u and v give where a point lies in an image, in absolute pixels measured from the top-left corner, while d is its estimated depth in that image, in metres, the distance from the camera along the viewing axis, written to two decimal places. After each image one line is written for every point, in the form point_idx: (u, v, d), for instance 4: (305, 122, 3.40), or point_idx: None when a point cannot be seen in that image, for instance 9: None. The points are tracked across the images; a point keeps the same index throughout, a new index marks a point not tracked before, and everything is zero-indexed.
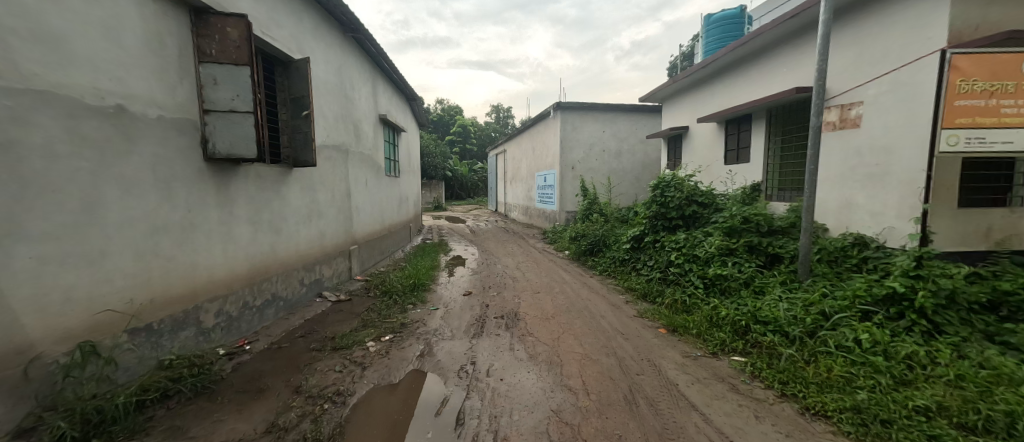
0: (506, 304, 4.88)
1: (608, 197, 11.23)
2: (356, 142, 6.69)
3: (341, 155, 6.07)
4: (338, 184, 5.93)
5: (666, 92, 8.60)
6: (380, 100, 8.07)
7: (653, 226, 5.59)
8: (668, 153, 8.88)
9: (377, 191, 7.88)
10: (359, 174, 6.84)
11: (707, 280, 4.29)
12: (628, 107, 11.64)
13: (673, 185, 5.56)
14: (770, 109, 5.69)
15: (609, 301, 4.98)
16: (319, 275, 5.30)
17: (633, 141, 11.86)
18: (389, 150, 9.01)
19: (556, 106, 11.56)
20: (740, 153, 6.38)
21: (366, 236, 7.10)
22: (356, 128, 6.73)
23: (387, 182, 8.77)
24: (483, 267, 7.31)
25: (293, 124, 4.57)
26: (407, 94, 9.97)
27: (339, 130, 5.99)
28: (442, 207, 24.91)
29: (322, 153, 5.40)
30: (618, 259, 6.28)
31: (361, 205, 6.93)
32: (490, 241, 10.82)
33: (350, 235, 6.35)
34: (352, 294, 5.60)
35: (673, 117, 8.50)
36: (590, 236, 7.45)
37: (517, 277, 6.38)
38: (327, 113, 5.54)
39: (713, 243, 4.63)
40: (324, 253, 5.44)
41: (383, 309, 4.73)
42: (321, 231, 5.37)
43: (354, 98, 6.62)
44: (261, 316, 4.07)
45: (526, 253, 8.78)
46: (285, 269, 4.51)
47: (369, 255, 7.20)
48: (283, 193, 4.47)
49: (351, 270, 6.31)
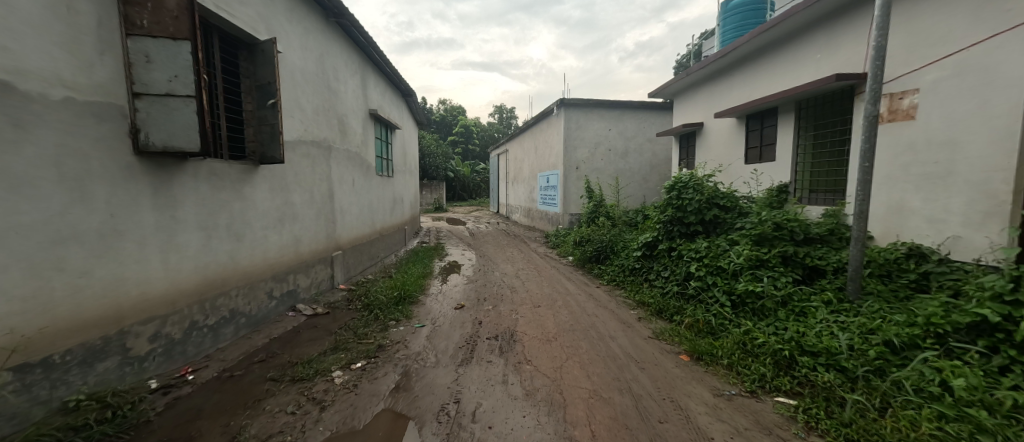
0: (501, 322, 4.27)
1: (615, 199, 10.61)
2: (340, 138, 6.11)
3: (323, 152, 5.53)
4: (318, 185, 5.37)
5: (678, 86, 7.98)
6: (369, 94, 7.50)
7: (668, 231, 4.97)
8: (679, 152, 8.27)
9: (366, 192, 7.30)
10: (344, 173, 6.29)
11: (735, 297, 3.67)
12: (635, 104, 11.03)
13: (691, 185, 4.89)
14: (800, 102, 5.13)
15: (620, 319, 4.35)
16: (293, 286, 4.72)
17: (640, 139, 11.24)
18: (381, 147, 8.44)
19: (559, 102, 10.97)
20: (763, 150, 5.78)
21: (352, 240, 6.53)
22: (342, 124, 6.17)
23: (378, 182, 8.20)
24: (479, 275, 6.71)
25: (259, 116, 4.01)
26: (401, 89, 9.38)
27: (321, 125, 5.44)
28: (443, 208, 24.37)
29: (297, 149, 4.82)
30: (627, 268, 5.66)
31: (347, 208, 6.36)
32: (489, 246, 10.22)
33: (333, 240, 5.79)
34: (332, 306, 5.03)
35: (686, 113, 7.87)
36: (596, 242, 6.83)
37: (515, 287, 5.76)
38: (303, 105, 4.97)
39: (740, 253, 4.00)
40: (300, 261, 4.87)
41: (360, 327, 4.13)
42: (296, 236, 4.79)
43: (339, 91, 6.06)
44: (215, 338, 3.50)
45: (526, 259, 8.16)
46: (248, 281, 3.94)
47: (356, 262, 6.63)
48: (247, 194, 3.91)
49: (333, 279, 5.73)
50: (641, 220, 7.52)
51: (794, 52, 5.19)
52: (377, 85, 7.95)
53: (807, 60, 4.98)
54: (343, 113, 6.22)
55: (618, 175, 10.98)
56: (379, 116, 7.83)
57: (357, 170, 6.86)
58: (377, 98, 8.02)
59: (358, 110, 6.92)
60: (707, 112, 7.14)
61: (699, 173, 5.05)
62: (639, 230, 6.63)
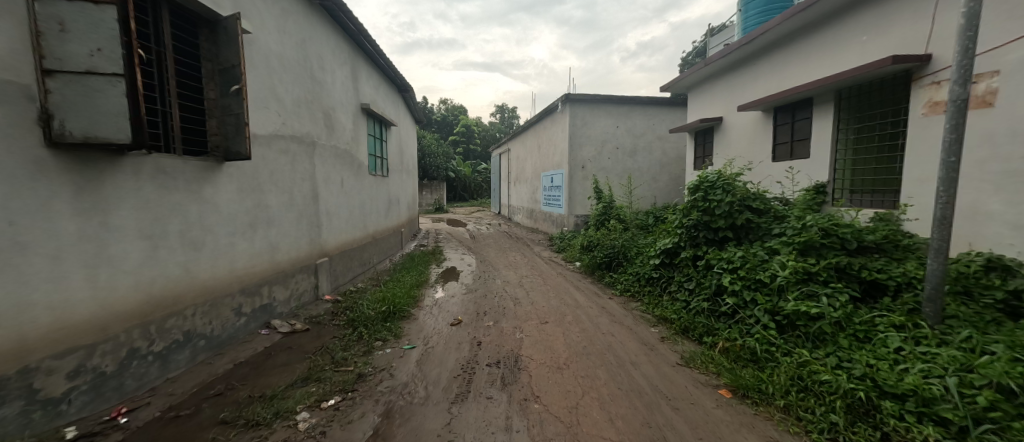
0: (503, 343, 3.70)
1: (625, 201, 10.04)
2: (326, 133, 5.55)
3: (306, 149, 4.98)
4: (300, 184, 4.82)
5: (693, 78, 7.41)
6: (361, 86, 6.94)
7: (691, 237, 4.41)
8: (694, 149, 7.70)
9: (357, 193, 6.76)
10: (332, 172, 5.74)
11: (781, 317, 3.10)
12: (644, 100, 10.47)
13: (719, 184, 4.30)
14: (840, 91, 4.56)
15: (640, 339, 3.77)
16: (268, 299, 4.16)
17: (649, 137, 10.66)
18: (374, 144, 7.88)
19: (564, 98, 10.41)
20: (794, 146, 5.22)
21: (340, 245, 5.98)
22: (329, 118, 5.64)
23: (372, 182, 7.65)
24: (480, 283, 6.16)
25: (223, 104, 3.47)
26: (397, 83, 8.83)
27: (304, 118, 4.90)
28: (443, 209, 23.82)
29: (273, 145, 4.27)
30: (643, 277, 5.11)
31: (335, 210, 5.82)
32: (490, 249, 9.64)
33: (318, 245, 5.24)
34: (313, 322, 4.47)
35: (703, 107, 7.29)
36: (606, 247, 6.26)
37: (518, 298, 5.20)
38: (280, 94, 4.41)
39: (783, 264, 3.41)
40: (276, 272, 4.32)
41: (340, 349, 3.57)
42: (271, 243, 4.24)
43: (325, 81, 5.52)
44: (164, 366, 2.94)
45: (530, 265, 7.57)
46: (209, 296, 3.39)
47: (345, 268, 6.08)
48: (207, 195, 3.36)
49: (317, 289, 5.18)
50: (655, 223, 6.95)
51: (831, 35, 4.62)
52: (370, 78, 7.42)
53: (849, 43, 4.41)
54: (330, 105, 5.68)
55: (629, 174, 10.39)
56: (372, 111, 7.30)
57: (347, 168, 6.30)
58: (371, 92, 7.48)
59: (349, 103, 6.39)
60: (727, 106, 6.57)
61: (728, 170, 4.46)
62: (655, 235, 6.04)
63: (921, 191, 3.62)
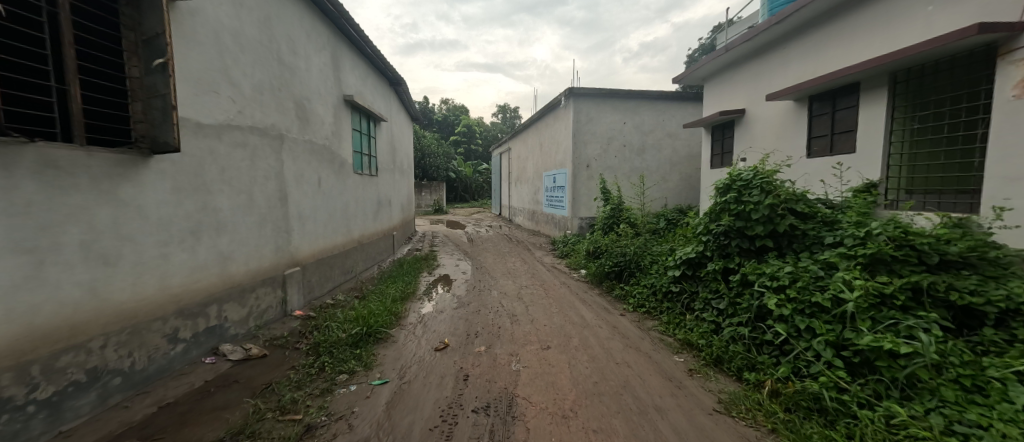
0: (495, 378, 3.03)
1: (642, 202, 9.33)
2: (299, 126, 4.89)
3: (272, 142, 4.32)
4: (264, 184, 4.16)
5: (710, 67, 6.69)
6: (344, 75, 6.28)
7: (719, 246, 3.72)
8: (710, 145, 6.99)
9: (339, 194, 6.09)
10: (307, 170, 5.08)
11: (851, 353, 2.40)
12: (653, 94, 9.78)
13: (756, 183, 3.58)
14: (896, 73, 3.86)
15: (664, 372, 3.07)
16: (217, 320, 3.50)
17: (659, 134, 9.96)
18: (361, 141, 7.22)
19: (567, 92, 9.73)
20: (835, 139, 4.52)
21: (317, 252, 5.32)
22: (303, 108, 4.98)
23: (358, 181, 6.99)
24: (474, 294, 5.49)
25: (148, 85, 2.82)
26: (387, 74, 8.18)
27: (268, 107, 4.25)
28: (443, 210, 23.20)
29: (225, 136, 3.61)
30: (660, 291, 4.42)
31: (310, 212, 5.16)
32: (488, 254, 8.95)
33: (287, 253, 4.58)
34: (275, 345, 3.78)
35: (722, 99, 6.59)
36: (616, 255, 5.56)
37: (516, 315, 4.50)
38: (236, 78, 3.76)
39: (847, 283, 2.69)
40: (228, 287, 3.65)
41: (294, 387, 2.89)
42: (221, 252, 3.57)
43: (298, 67, 4.87)
44: (53, 417, 2.29)
45: (530, 272, 6.86)
46: (128, 322, 2.72)
47: (322, 278, 5.41)
48: (125, 196, 2.71)
49: (286, 304, 4.50)
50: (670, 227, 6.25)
51: (885, 6, 3.92)
52: (355, 67, 6.76)
53: (909, 16, 3.72)
54: (305, 94, 5.02)
55: (642, 173, 9.71)
56: (357, 104, 6.64)
57: (326, 165, 5.64)
58: (356, 83, 6.82)
59: (329, 94, 5.73)
60: (752, 96, 5.86)
61: (764, 166, 3.76)
62: (671, 241, 5.34)
63: (1018, 190, 2.89)
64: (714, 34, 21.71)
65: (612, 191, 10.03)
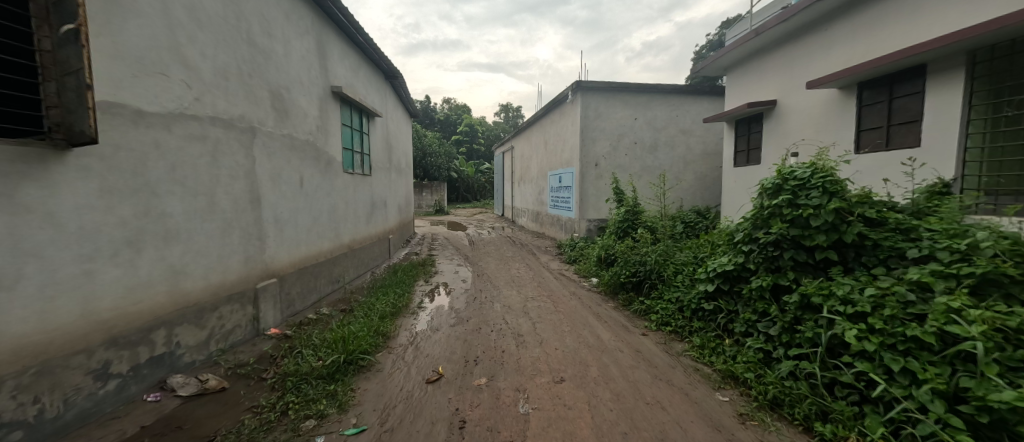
0: (497, 426, 2.43)
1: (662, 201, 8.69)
2: (277, 118, 4.30)
3: (242, 135, 3.73)
4: (230, 184, 3.58)
5: (734, 55, 6.07)
6: (331, 64, 5.69)
7: (767, 257, 3.10)
8: (734, 141, 6.37)
9: (325, 195, 5.50)
10: (286, 169, 4.49)
11: (975, 410, 1.79)
12: (665, 89, 9.17)
13: (814, 182, 2.94)
14: (975, 51, 3.26)
15: (709, 419, 2.45)
16: (165, 348, 2.91)
17: (672, 130, 9.33)
18: (352, 137, 6.63)
19: (575, 86, 9.13)
20: (893, 131, 3.92)
21: (298, 260, 4.74)
22: (281, 99, 4.40)
23: (349, 181, 6.41)
24: (474, 307, 4.90)
25: (63, 60, 2.26)
26: (382, 65, 7.60)
27: (236, 95, 3.68)
28: (444, 211, 22.66)
29: (177, 128, 3.03)
30: (688, 308, 3.82)
31: (290, 216, 4.58)
32: (490, 259, 8.36)
33: (259, 263, 3.99)
34: (238, 375, 3.19)
35: (749, 90, 5.97)
36: (633, 263, 4.94)
37: (521, 336, 3.89)
38: (193, 59, 3.18)
39: (956, 312, 2.07)
40: (180, 307, 3.07)
41: (245, 440, 2.30)
42: (172, 266, 2.99)
43: (274, 51, 4.28)
44: None
45: (537, 281, 6.26)
46: (31, 360, 2.15)
47: (304, 290, 4.82)
48: (28, 201, 2.13)
49: (258, 322, 3.92)
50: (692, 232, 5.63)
51: None
52: (345, 57, 6.17)
53: None
54: (283, 83, 4.43)
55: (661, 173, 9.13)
56: (347, 96, 6.05)
57: (310, 164, 5.06)
58: (346, 74, 6.24)
59: (313, 84, 5.15)
60: (786, 85, 5.24)
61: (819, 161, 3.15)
62: (697, 249, 4.72)
63: None
64: (722, 30, 21.08)
65: (626, 192, 9.43)
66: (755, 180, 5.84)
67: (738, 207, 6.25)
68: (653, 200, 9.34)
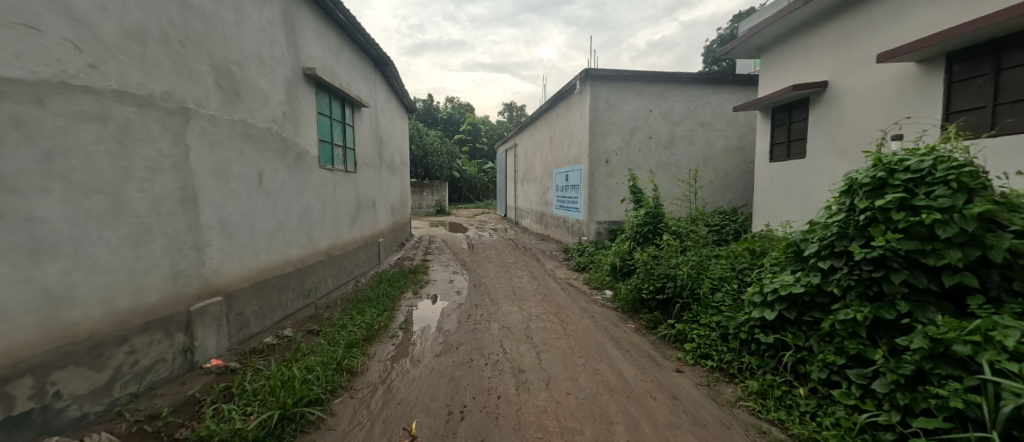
0: None
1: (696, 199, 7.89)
2: (223, 99, 3.49)
3: (168, 118, 2.93)
4: (148, 180, 2.78)
5: (772, 31, 5.20)
6: (302, 42, 4.87)
7: (860, 280, 2.25)
8: (770, 132, 5.50)
9: (295, 195, 4.70)
10: (238, 162, 3.69)
11: None
12: (683, 78, 8.31)
13: (941, 175, 2.06)
14: None
15: None
16: (31, 403, 2.12)
17: (690, 124, 8.46)
18: (332, 129, 5.82)
19: (583, 75, 8.29)
20: (1001, 111, 3.09)
21: (256, 273, 3.94)
22: (231, 77, 3.60)
23: (328, 178, 5.61)
24: (466, 328, 4.08)
25: None
26: (369, 49, 6.80)
27: (161, 66, 2.89)
28: (446, 211, 21.90)
29: (53, 103, 2.24)
30: (736, 339, 2.99)
31: (246, 220, 3.78)
32: (490, 266, 7.54)
33: (197, 279, 3.19)
34: (144, 434, 2.39)
35: (793, 72, 5.08)
36: (658, 276, 4.09)
37: (522, 373, 3.06)
38: (84, 12, 2.39)
39: None
40: (62, 345, 2.27)
41: None
42: (46, 290, 2.20)
43: (221, 17, 3.48)
44: None
45: (542, 293, 5.43)
46: None
47: (264, 308, 4.02)
48: None
49: (192, 352, 3.12)
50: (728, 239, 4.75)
51: None
52: (321, 36, 5.37)
53: None
54: (232, 57, 3.62)
55: (695, 167, 8.34)
56: (323, 80, 5.25)
57: (273, 157, 4.26)
58: (323, 56, 5.43)
59: (277, 63, 4.34)
60: (843, 63, 4.36)
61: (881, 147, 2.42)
62: (739, 264, 3.87)
63: None
64: (735, 24, 20.12)
65: (646, 190, 8.57)
66: (799, 178, 4.97)
67: (775, 208, 5.40)
68: (682, 201, 8.56)
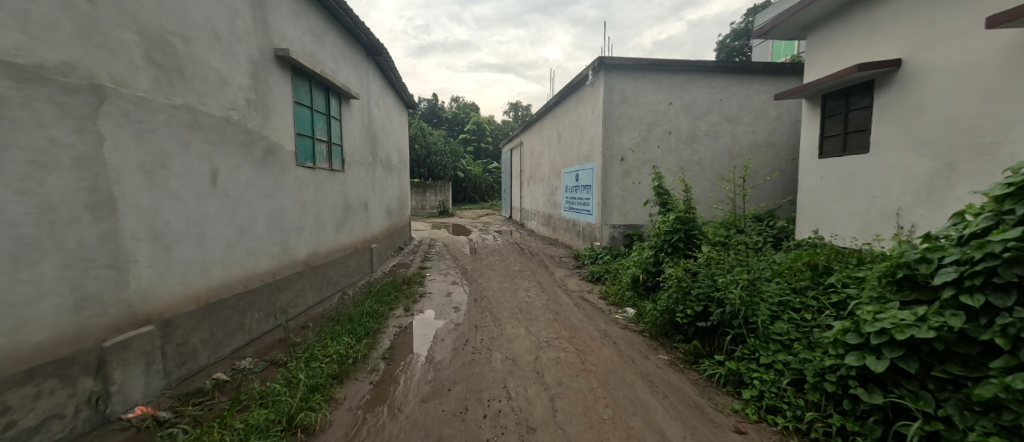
0: None
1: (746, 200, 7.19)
2: (157, 78, 2.79)
3: (69, 97, 2.24)
4: (31, 178, 2.09)
5: (825, 4, 4.40)
6: (272, 18, 4.16)
7: None
8: (821, 123, 4.72)
9: (264, 197, 3.99)
10: (184, 158, 3.00)
11: None
12: (707, 67, 7.50)
13: None
14: None
15: None
16: None
17: (715, 117, 7.66)
18: (314, 121, 5.13)
19: (596, 65, 7.52)
20: None
21: (208, 293, 3.23)
22: (171, 51, 2.90)
23: (308, 177, 4.91)
24: (463, 360, 3.34)
25: None
26: (358, 33, 6.08)
27: (57, 29, 2.19)
28: (449, 213, 21.23)
29: None
30: (816, 391, 2.24)
31: (192, 229, 3.08)
32: (494, 275, 6.80)
33: (115, 305, 2.48)
34: None
35: (852, 50, 4.29)
36: (696, 298, 3.31)
37: (531, 433, 2.33)
38: None
39: None
40: None
41: None
42: None
43: None
44: None
45: (552, 311, 4.68)
46: None
47: (219, 334, 3.33)
48: None
49: (107, 401, 2.42)
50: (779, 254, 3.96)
51: None
52: (298, 14, 4.66)
53: None
54: (173, 27, 2.92)
55: (744, 163, 7.60)
56: (300, 65, 4.55)
57: (234, 152, 3.56)
58: (301, 37, 4.72)
59: (238, 40, 3.63)
60: (922, 36, 3.58)
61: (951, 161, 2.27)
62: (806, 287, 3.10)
63: None
64: (748, 17, 19.27)
65: (675, 191, 7.79)
66: (860, 177, 4.18)
67: (828, 213, 4.61)
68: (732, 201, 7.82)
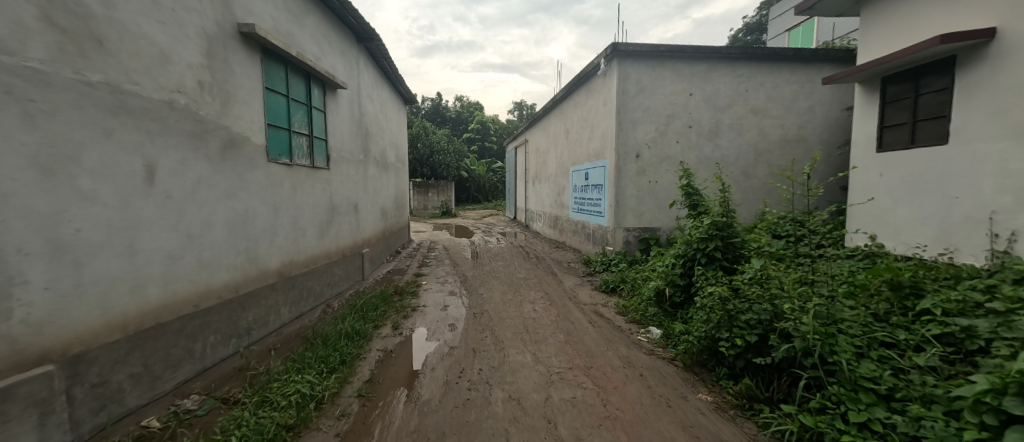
0: None
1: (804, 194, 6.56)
2: (62, 47, 2.18)
3: None
4: None
5: None
6: None
7: None
8: (883, 112, 4.19)
9: (223, 198, 3.37)
10: (103, 149, 2.39)
11: None
12: (732, 54, 6.79)
13: None
14: None
15: None
16: None
17: (740, 109, 6.94)
18: (292, 112, 4.52)
19: (609, 53, 6.84)
20: None
21: (141, 317, 2.62)
22: (84, 14, 2.29)
23: (283, 175, 4.29)
24: (456, 400, 2.69)
25: None
26: (344, 15, 5.45)
27: None
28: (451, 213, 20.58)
29: None
30: None
31: (116, 238, 2.46)
32: (496, 283, 6.15)
33: None
34: None
35: (922, 24, 3.69)
36: (749, 325, 2.61)
37: None
38: None
39: None
40: None
41: None
42: None
43: None
44: None
45: (562, 330, 4.01)
46: None
47: (157, 367, 2.71)
48: None
49: None
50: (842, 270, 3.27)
51: None
52: None
53: None
54: None
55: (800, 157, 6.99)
56: (271, 45, 3.93)
57: (181, 143, 2.94)
58: (273, 13, 4.10)
59: (187, 9, 3.02)
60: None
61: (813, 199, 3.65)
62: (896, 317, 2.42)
63: None
64: (762, 11, 18.51)
65: (713, 187, 7.18)
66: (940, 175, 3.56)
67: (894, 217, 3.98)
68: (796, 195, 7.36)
